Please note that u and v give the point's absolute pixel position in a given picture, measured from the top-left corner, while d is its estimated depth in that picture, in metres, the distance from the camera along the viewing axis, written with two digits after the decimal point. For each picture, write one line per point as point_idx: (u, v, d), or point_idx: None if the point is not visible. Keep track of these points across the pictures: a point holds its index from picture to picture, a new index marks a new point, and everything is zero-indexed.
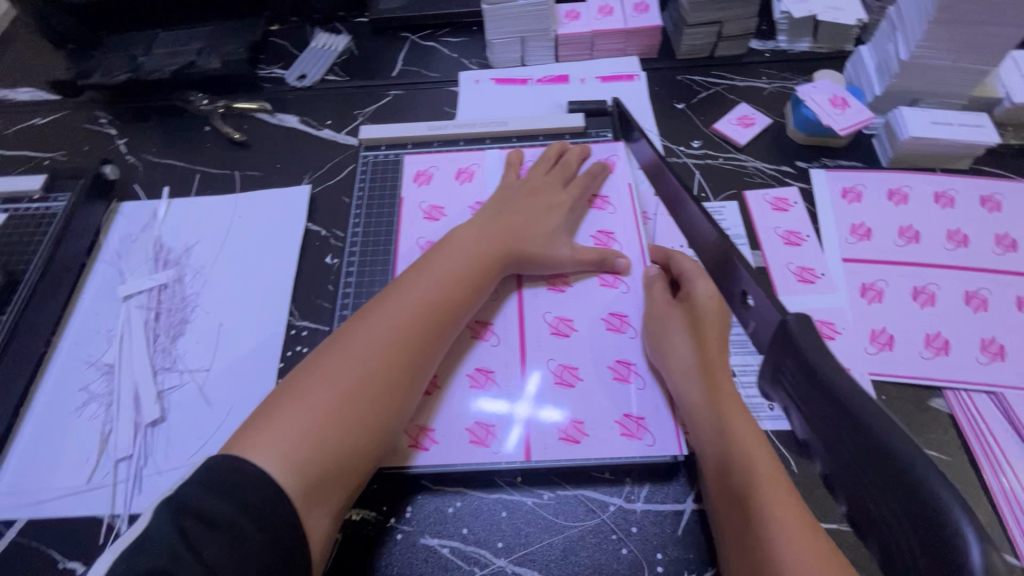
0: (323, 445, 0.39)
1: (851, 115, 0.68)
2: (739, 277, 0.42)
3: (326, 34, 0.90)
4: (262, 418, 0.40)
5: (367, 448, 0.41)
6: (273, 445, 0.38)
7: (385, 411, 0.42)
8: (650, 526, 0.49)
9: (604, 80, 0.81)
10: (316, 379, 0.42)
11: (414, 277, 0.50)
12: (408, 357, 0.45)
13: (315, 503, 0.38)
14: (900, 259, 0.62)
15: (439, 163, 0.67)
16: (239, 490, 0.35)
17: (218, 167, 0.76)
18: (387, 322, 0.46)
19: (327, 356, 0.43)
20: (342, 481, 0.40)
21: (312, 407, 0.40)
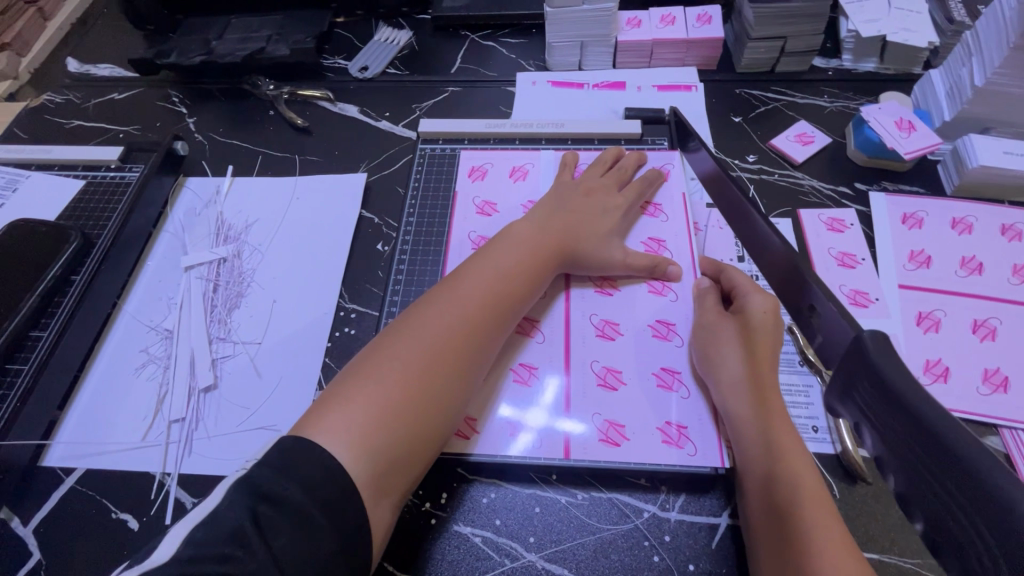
0: (392, 434, 0.39)
1: (917, 139, 0.66)
2: (807, 292, 0.42)
3: (389, 28, 0.93)
4: (327, 402, 0.40)
5: (431, 441, 0.41)
6: (343, 430, 0.37)
7: (449, 404, 0.42)
8: (683, 537, 0.49)
9: (661, 89, 0.81)
10: (384, 367, 0.41)
11: (475, 271, 0.50)
12: (472, 352, 0.45)
13: (381, 492, 0.37)
14: (961, 290, 0.60)
15: (494, 160, 0.69)
16: (307, 473, 0.35)
17: (280, 150, 0.79)
18: (452, 315, 0.46)
19: (394, 341, 0.43)
20: (407, 472, 0.39)
21: (381, 395, 0.40)
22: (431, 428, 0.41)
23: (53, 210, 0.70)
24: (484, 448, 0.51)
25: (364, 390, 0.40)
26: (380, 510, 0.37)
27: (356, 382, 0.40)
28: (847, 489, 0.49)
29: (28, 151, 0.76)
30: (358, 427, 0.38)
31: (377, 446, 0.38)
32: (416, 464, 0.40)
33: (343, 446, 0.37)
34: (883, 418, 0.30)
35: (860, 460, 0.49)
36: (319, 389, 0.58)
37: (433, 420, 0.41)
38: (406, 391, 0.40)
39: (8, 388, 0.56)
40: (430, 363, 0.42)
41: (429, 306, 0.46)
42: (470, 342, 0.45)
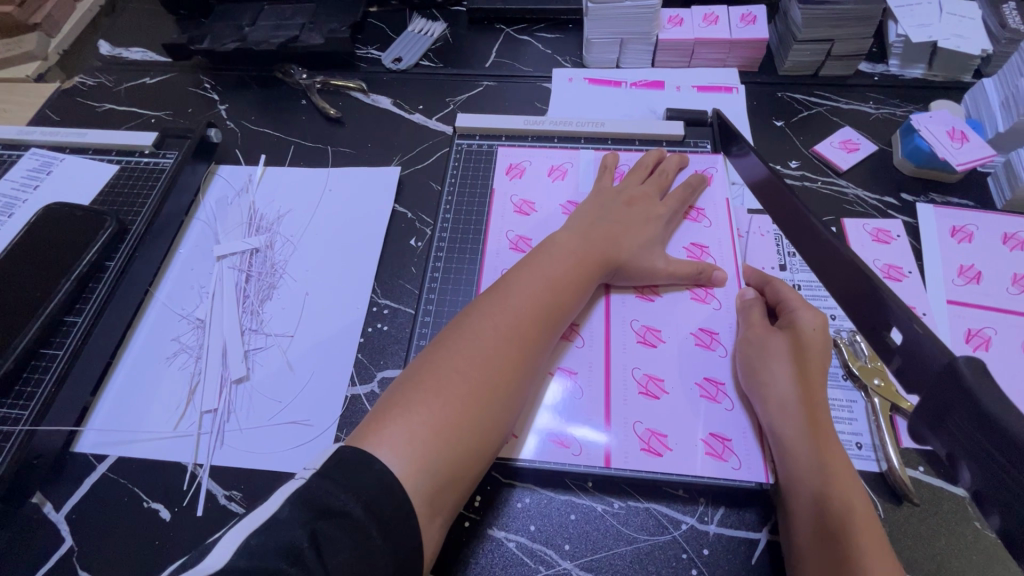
0: (450, 449, 0.38)
1: (971, 150, 0.64)
2: (884, 312, 0.41)
3: (424, 20, 0.91)
4: (384, 411, 0.39)
5: (487, 457, 0.40)
6: (403, 445, 0.36)
7: (506, 419, 0.41)
8: (722, 551, 0.48)
9: (701, 90, 0.79)
10: (441, 378, 0.40)
11: (529, 279, 0.48)
12: (526, 364, 0.44)
13: (434, 506, 0.36)
14: (1013, 309, 0.59)
15: (532, 157, 0.67)
16: (364, 486, 0.34)
17: (313, 140, 0.78)
18: (508, 325, 0.44)
19: (448, 353, 0.42)
20: (460, 488, 0.38)
21: (441, 407, 0.39)
22: (488, 444, 0.40)
23: (87, 195, 0.70)
24: (527, 456, 0.50)
25: (423, 401, 0.39)
26: (432, 526, 0.36)
27: (414, 392, 0.40)
28: (893, 509, 0.48)
29: (62, 134, 0.76)
30: (417, 440, 0.37)
31: (434, 461, 0.37)
32: (470, 480, 0.39)
33: (402, 461, 0.36)
34: (985, 462, 0.28)
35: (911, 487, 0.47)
36: (351, 386, 0.58)
37: (489, 435, 0.40)
38: (465, 405, 0.39)
39: (43, 374, 0.56)
40: (489, 377, 0.41)
41: (484, 314, 0.45)
42: (526, 354, 0.44)
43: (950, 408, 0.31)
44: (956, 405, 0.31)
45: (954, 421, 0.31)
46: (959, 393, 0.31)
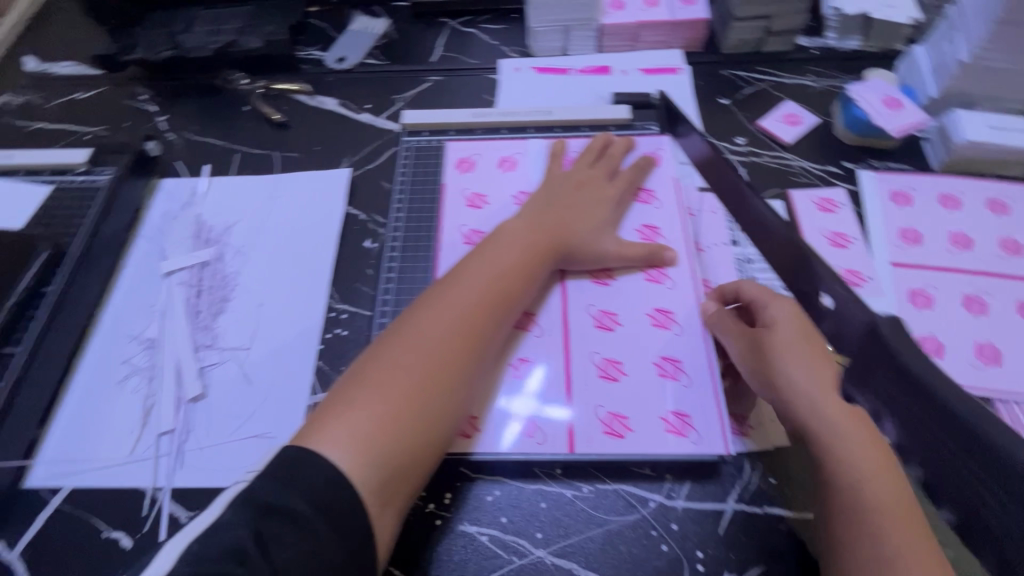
0: (397, 443, 0.38)
1: (904, 116, 0.67)
2: (814, 275, 0.45)
3: (365, 17, 0.90)
4: (328, 410, 0.39)
5: (437, 448, 0.40)
6: (347, 439, 0.37)
7: (455, 410, 0.42)
8: (690, 525, 0.49)
9: (647, 73, 0.79)
10: (386, 371, 0.41)
11: (475, 272, 0.49)
12: (473, 353, 0.44)
13: (383, 500, 0.37)
14: (952, 266, 0.61)
15: (482, 150, 0.67)
16: (309, 485, 0.34)
17: (258, 147, 0.76)
18: (454, 319, 0.45)
19: (393, 346, 0.43)
20: (411, 481, 0.39)
21: (386, 402, 0.39)
22: (437, 434, 0.40)
23: (19, 219, 0.67)
24: (484, 449, 0.49)
25: (367, 398, 0.39)
26: (384, 520, 0.36)
27: (359, 389, 0.40)
28: None
29: None
30: (362, 436, 0.37)
31: (381, 455, 0.37)
32: (421, 473, 0.40)
33: (346, 456, 0.36)
34: (906, 414, 0.38)
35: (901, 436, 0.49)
36: (313, 395, 0.57)
37: (438, 425, 0.41)
38: (410, 399, 0.40)
39: None
40: (434, 370, 0.42)
41: (429, 309, 0.45)
42: (473, 343, 0.44)
43: (874, 366, 0.40)
44: (878, 363, 0.39)
45: (877, 378, 0.40)
46: (882, 356, 0.39)
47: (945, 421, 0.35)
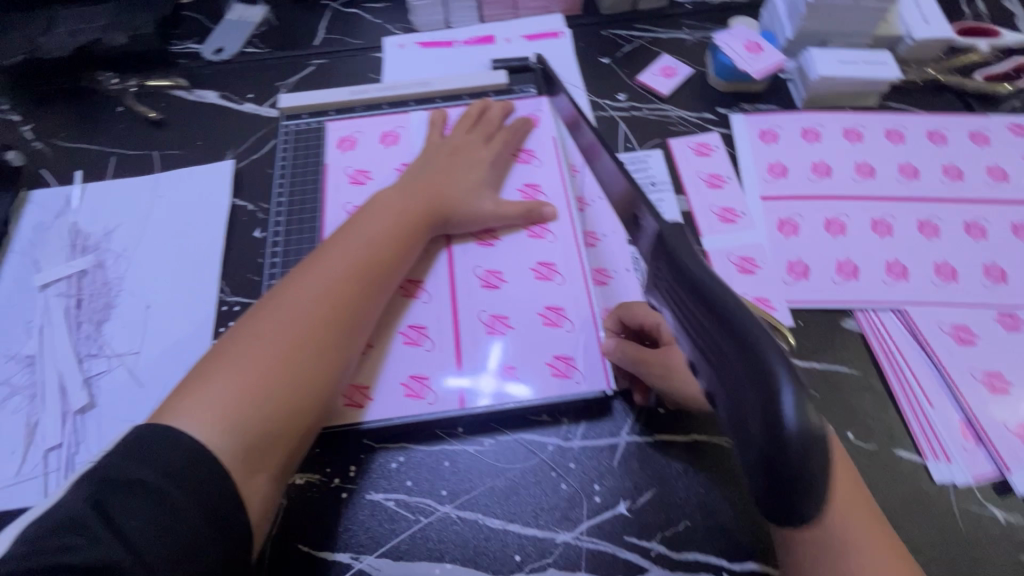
0: (258, 410, 0.41)
1: (765, 59, 0.70)
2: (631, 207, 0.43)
3: (242, 5, 0.87)
4: (192, 385, 0.41)
5: (307, 411, 0.43)
6: (206, 414, 0.39)
7: (325, 375, 0.44)
8: (586, 461, 0.52)
9: (530, 39, 0.80)
10: (247, 348, 0.43)
11: (343, 244, 0.51)
12: (340, 323, 0.47)
13: (249, 462, 0.39)
14: (815, 194, 0.65)
15: (363, 127, 0.67)
16: (163, 458, 0.37)
17: (135, 148, 0.73)
18: (319, 291, 0.47)
19: (255, 324, 0.45)
20: (282, 443, 0.42)
21: (248, 373, 0.41)
22: (304, 401, 0.43)
23: None
24: (373, 416, 0.52)
25: (230, 370, 0.42)
26: (254, 478, 0.39)
27: (223, 364, 0.42)
28: None
29: None
30: (222, 406, 0.40)
31: (245, 422, 0.40)
32: (292, 434, 0.42)
33: (205, 430, 0.39)
34: (706, 324, 0.29)
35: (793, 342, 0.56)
36: None
37: (305, 394, 0.43)
38: (272, 368, 0.42)
39: None
40: (299, 340, 0.44)
41: (295, 284, 0.48)
42: (338, 314, 0.47)
43: (655, 266, 0.35)
44: (658, 260, 0.35)
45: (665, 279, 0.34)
46: (664, 254, 0.34)
47: (738, 340, 0.27)
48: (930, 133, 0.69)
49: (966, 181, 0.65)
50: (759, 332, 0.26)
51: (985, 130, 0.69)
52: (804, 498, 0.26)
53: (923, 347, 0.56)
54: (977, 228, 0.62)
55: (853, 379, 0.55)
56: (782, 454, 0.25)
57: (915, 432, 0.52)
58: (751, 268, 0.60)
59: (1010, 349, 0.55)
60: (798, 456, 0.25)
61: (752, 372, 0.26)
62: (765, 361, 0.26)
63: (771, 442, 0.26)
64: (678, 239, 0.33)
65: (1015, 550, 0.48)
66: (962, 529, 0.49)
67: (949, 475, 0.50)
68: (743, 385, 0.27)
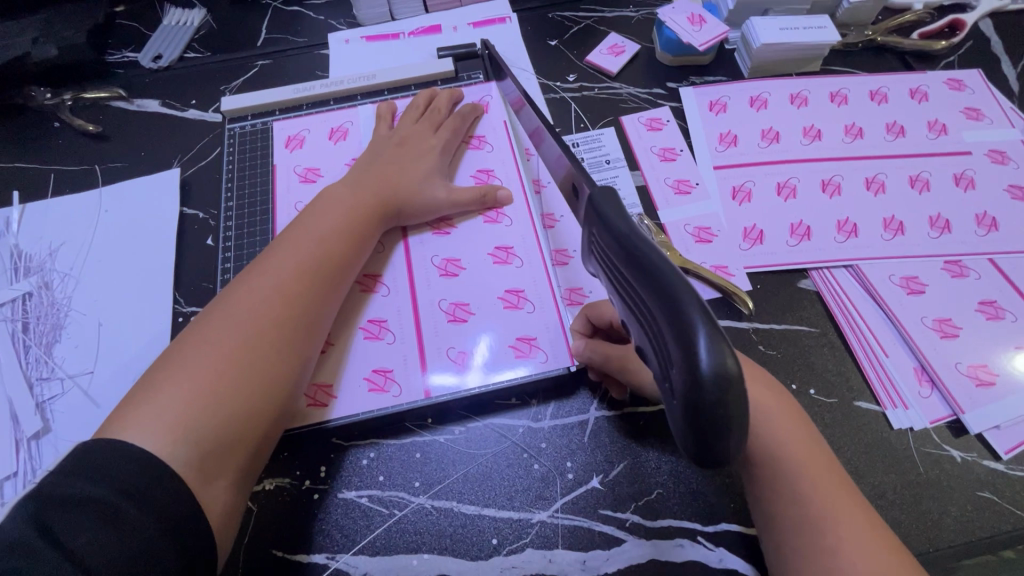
0: (211, 416, 0.41)
1: (708, 30, 0.71)
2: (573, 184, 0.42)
3: (179, 10, 0.84)
4: (143, 395, 0.42)
5: (263, 415, 0.44)
6: (156, 423, 0.39)
7: (279, 378, 0.45)
8: (557, 440, 0.52)
9: (476, 26, 0.80)
10: (195, 355, 0.43)
11: (292, 245, 0.51)
12: (290, 324, 0.47)
13: (204, 469, 0.40)
14: (765, 160, 0.66)
15: (311, 125, 0.66)
16: (111, 470, 0.37)
17: (76, 163, 0.71)
18: (268, 294, 0.47)
19: (204, 331, 0.45)
20: (237, 447, 0.42)
21: (197, 381, 0.42)
22: (257, 404, 0.43)
23: None
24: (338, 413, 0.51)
25: (180, 379, 0.42)
26: (211, 485, 0.40)
27: (173, 373, 0.42)
28: None
29: None
30: (173, 415, 0.40)
31: (197, 430, 0.40)
32: (248, 439, 0.43)
33: (156, 439, 0.39)
34: (631, 281, 0.30)
35: (751, 306, 0.57)
36: None
37: (258, 397, 0.43)
38: (223, 375, 0.43)
39: None
40: (249, 345, 0.44)
41: (244, 289, 0.48)
42: (288, 315, 0.47)
43: (588, 231, 0.35)
44: (591, 225, 0.35)
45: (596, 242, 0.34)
46: (593, 218, 0.34)
47: (659, 292, 0.27)
48: (872, 93, 0.71)
49: (909, 136, 0.67)
50: (678, 281, 0.27)
51: (923, 86, 0.71)
52: (724, 444, 0.27)
53: (876, 300, 0.58)
54: (921, 181, 0.64)
55: (812, 337, 0.56)
56: (699, 399, 0.25)
57: (873, 383, 0.54)
58: (707, 237, 0.61)
59: (957, 295, 0.57)
60: (713, 401, 0.25)
61: (672, 322, 0.26)
62: (682, 308, 0.26)
63: (689, 390, 0.26)
64: (606, 202, 0.33)
65: (974, 486, 0.50)
66: (922, 471, 0.50)
67: (907, 420, 0.52)
68: (667, 336, 0.27)
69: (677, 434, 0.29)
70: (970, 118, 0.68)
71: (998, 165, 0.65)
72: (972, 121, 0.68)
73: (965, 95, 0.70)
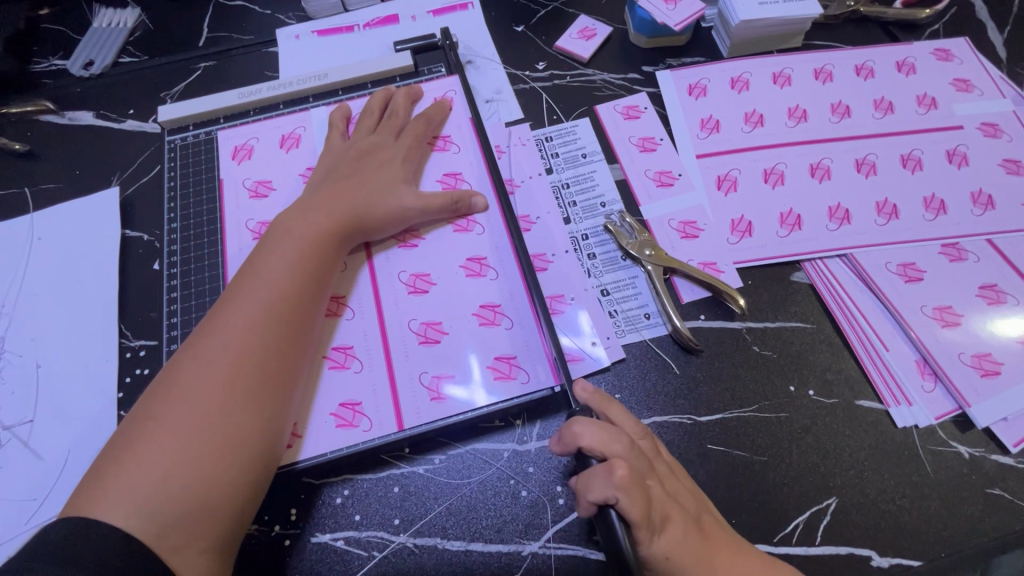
0: (180, 489, 0.38)
1: (684, 8, 0.66)
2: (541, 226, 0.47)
3: (109, 9, 0.76)
4: (105, 471, 0.38)
5: (241, 474, 0.40)
6: (121, 500, 0.36)
7: (254, 433, 0.41)
8: (545, 463, 0.48)
9: (435, 14, 0.74)
10: (160, 418, 0.40)
11: (255, 280, 0.46)
12: (260, 369, 0.43)
13: (176, 544, 0.37)
14: (751, 145, 0.62)
15: (259, 132, 0.61)
16: (73, 551, 0.34)
17: (3, 187, 0.64)
18: (232, 342, 0.43)
19: (168, 387, 0.41)
20: (215, 511, 0.39)
21: (164, 448, 0.38)
22: (233, 462, 0.40)
23: None
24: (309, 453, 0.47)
25: (144, 451, 0.38)
26: (189, 560, 0.37)
27: (137, 441, 0.39)
28: (684, 363, 0.52)
29: None
30: (140, 490, 0.37)
31: (166, 502, 0.37)
32: (225, 504, 0.39)
33: (121, 516, 0.36)
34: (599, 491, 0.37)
35: (743, 304, 0.53)
36: None
37: (234, 454, 0.40)
38: (191, 442, 0.39)
39: None
40: (216, 402, 0.40)
41: (207, 336, 0.43)
42: (257, 359, 0.43)
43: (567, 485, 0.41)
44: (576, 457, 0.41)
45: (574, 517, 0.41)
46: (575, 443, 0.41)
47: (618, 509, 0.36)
48: (857, 68, 0.67)
49: (898, 113, 0.64)
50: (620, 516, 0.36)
51: (911, 58, 0.67)
52: None
53: (874, 292, 0.54)
54: (913, 161, 0.60)
55: (809, 334, 0.53)
56: None
57: (876, 382, 0.51)
58: (693, 232, 0.57)
59: (957, 280, 0.54)
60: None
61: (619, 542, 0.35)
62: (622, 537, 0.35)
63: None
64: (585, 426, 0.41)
65: (982, 483, 0.47)
66: (929, 470, 0.48)
67: (912, 418, 0.49)
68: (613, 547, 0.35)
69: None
70: (960, 90, 0.65)
71: (990, 139, 0.62)
72: (962, 93, 0.65)
73: (953, 66, 0.67)
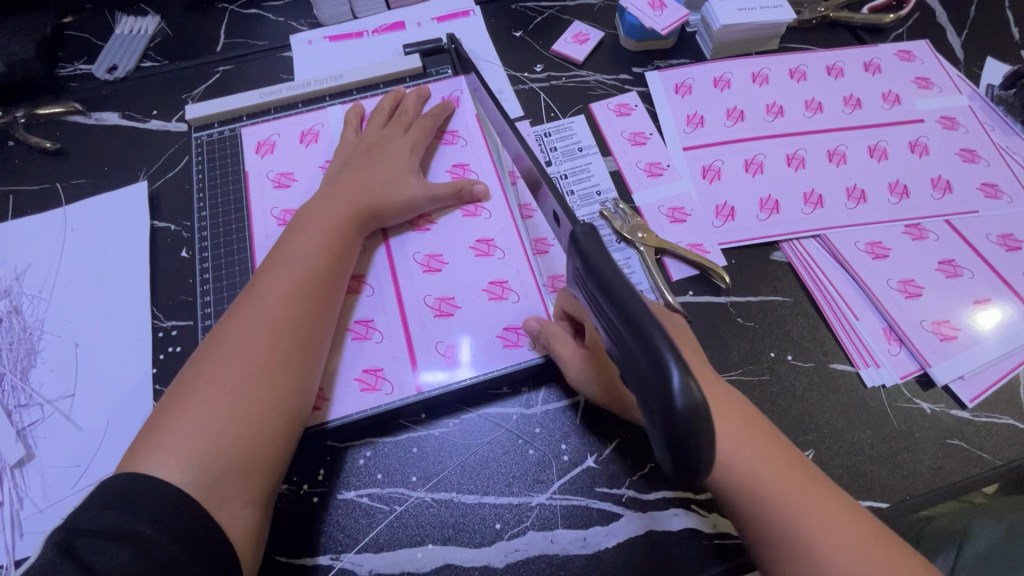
0: (226, 444, 0.42)
1: (669, 14, 0.72)
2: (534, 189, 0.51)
3: (131, 17, 0.81)
4: (155, 431, 0.42)
5: (277, 432, 0.44)
6: (172, 454, 0.40)
7: (287, 397, 0.45)
8: (551, 424, 0.53)
9: (439, 20, 0.79)
10: (204, 383, 0.44)
11: (284, 262, 0.51)
12: (291, 339, 0.47)
13: (221, 495, 0.41)
14: (732, 138, 0.68)
15: (280, 129, 0.65)
16: (135, 501, 0.38)
17: (36, 182, 0.68)
18: (267, 315, 0.47)
19: (209, 357, 0.45)
20: (256, 465, 0.43)
21: (209, 408, 0.42)
22: (271, 421, 0.44)
23: None
24: (335, 417, 0.51)
25: (191, 412, 0.42)
26: (235, 510, 0.41)
27: (183, 404, 0.43)
28: None
29: None
30: (188, 445, 0.41)
31: (213, 457, 0.41)
32: (265, 459, 0.44)
33: (173, 469, 0.40)
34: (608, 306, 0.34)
35: (728, 280, 0.58)
36: None
37: (270, 414, 0.44)
38: (233, 403, 0.43)
39: None
40: (254, 368, 0.45)
41: (242, 311, 0.48)
42: (289, 329, 0.47)
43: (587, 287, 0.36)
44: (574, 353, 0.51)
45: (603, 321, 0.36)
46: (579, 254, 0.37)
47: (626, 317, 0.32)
48: (828, 68, 0.73)
49: (865, 108, 0.70)
50: (641, 308, 0.31)
51: (877, 59, 0.74)
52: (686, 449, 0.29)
53: (845, 269, 0.60)
54: (879, 151, 0.66)
55: (788, 307, 0.58)
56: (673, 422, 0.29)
57: (847, 347, 0.56)
58: (682, 217, 0.63)
59: (919, 257, 0.60)
60: (686, 429, 0.28)
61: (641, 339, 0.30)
62: (650, 337, 0.30)
63: (664, 414, 0.29)
64: (592, 242, 0.36)
65: (942, 435, 0.53)
66: (895, 425, 0.53)
67: (880, 378, 0.55)
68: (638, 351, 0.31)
69: (659, 456, 0.32)
70: (922, 87, 0.72)
71: (949, 131, 0.68)
72: (923, 90, 0.71)
73: (916, 66, 0.73)
